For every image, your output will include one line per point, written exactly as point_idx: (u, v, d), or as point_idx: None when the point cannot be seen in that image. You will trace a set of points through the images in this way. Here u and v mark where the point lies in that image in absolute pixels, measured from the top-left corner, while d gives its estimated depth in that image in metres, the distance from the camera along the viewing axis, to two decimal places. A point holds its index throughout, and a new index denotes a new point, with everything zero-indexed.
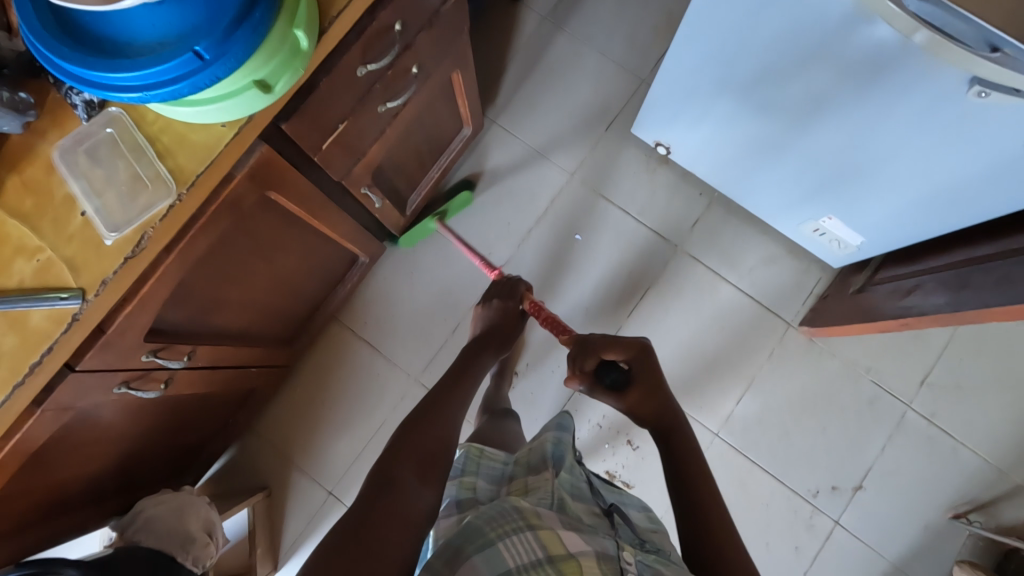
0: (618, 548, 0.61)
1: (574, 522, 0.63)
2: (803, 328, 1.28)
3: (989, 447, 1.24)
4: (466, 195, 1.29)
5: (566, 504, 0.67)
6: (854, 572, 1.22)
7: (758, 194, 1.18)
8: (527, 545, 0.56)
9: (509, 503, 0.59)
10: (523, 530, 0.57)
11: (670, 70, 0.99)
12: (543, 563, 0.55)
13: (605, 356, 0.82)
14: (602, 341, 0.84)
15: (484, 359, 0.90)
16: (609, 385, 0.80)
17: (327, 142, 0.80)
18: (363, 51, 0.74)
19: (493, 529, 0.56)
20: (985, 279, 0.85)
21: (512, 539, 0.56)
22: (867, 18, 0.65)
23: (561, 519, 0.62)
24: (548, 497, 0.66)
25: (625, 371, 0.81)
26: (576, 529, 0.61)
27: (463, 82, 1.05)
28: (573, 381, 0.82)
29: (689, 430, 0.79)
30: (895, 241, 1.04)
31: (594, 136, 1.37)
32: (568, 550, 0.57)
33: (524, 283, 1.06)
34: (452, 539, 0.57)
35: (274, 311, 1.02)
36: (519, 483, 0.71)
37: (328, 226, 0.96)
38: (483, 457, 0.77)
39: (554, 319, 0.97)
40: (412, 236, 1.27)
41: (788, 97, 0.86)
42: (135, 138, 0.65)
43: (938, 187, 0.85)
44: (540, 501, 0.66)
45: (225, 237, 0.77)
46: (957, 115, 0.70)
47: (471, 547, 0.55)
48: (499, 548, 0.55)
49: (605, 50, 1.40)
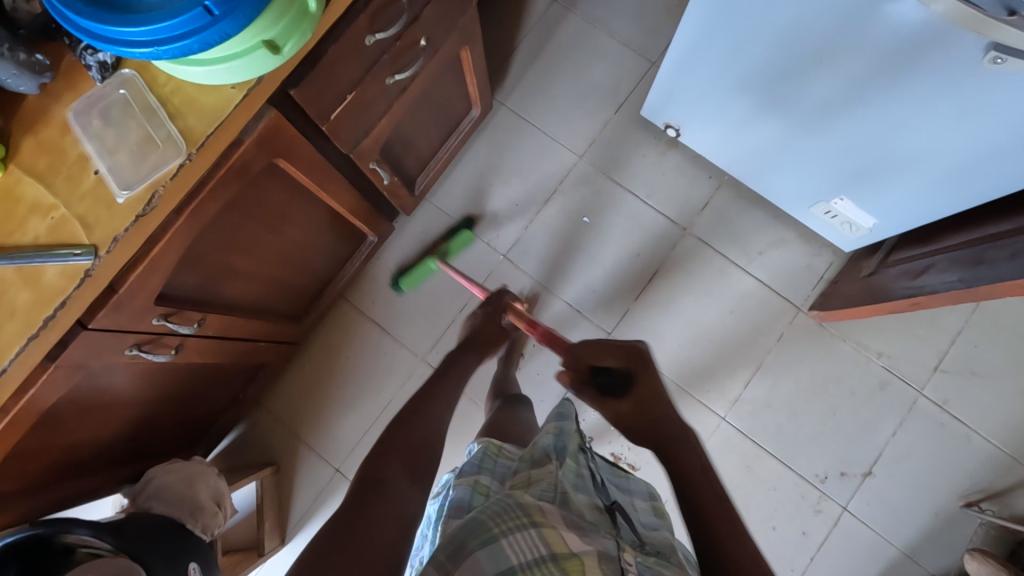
0: (618, 548, 0.58)
1: (577, 521, 0.58)
2: (813, 312, 1.24)
3: (1003, 434, 1.19)
4: (466, 235, 1.25)
5: (571, 498, 0.62)
6: (862, 560, 1.18)
7: (773, 182, 1.18)
8: (530, 542, 0.52)
9: (512, 500, 0.56)
10: (526, 527, 0.53)
11: (684, 53, 1.00)
12: (545, 561, 0.51)
13: (595, 362, 0.79)
14: (595, 346, 0.81)
15: (467, 358, 0.90)
16: (603, 389, 0.77)
17: (336, 113, 0.77)
18: (371, 20, 0.72)
19: (498, 524, 0.53)
20: (999, 254, 0.82)
21: (515, 535, 0.52)
22: None
23: (563, 515, 0.58)
24: (552, 491, 0.61)
25: (616, 376, 0.77)
26: (580, 530, 0.57)
27: (472, 59, 1.04)
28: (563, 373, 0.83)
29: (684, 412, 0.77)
30: (904, 223, 1.03)
31: (605, 117, 1.34)
32: (570, 549, 0.53)
33: (510, 294, 1.09)
34: (456, 533, 0.53)
35: (282, 284, 1.03)
36: (523, 475, 0.65)
37: (338, 198, 0.94)
38: (500, 454, 0.74)
39: (551, 335, 0.94)
40: (414, 278, 1.26)
41: (806, 73, 0.86)
42: (148, 99, 0.61)
43: (953, 169, 0.85)
44: (542, 494, 0.60)
45: (235, 207, 0.75)
46: (975, 90, 0.71)
47: (473, 542, 0.52)
48: (502, 543, 0.52)
49: (616, 30, 1.36)
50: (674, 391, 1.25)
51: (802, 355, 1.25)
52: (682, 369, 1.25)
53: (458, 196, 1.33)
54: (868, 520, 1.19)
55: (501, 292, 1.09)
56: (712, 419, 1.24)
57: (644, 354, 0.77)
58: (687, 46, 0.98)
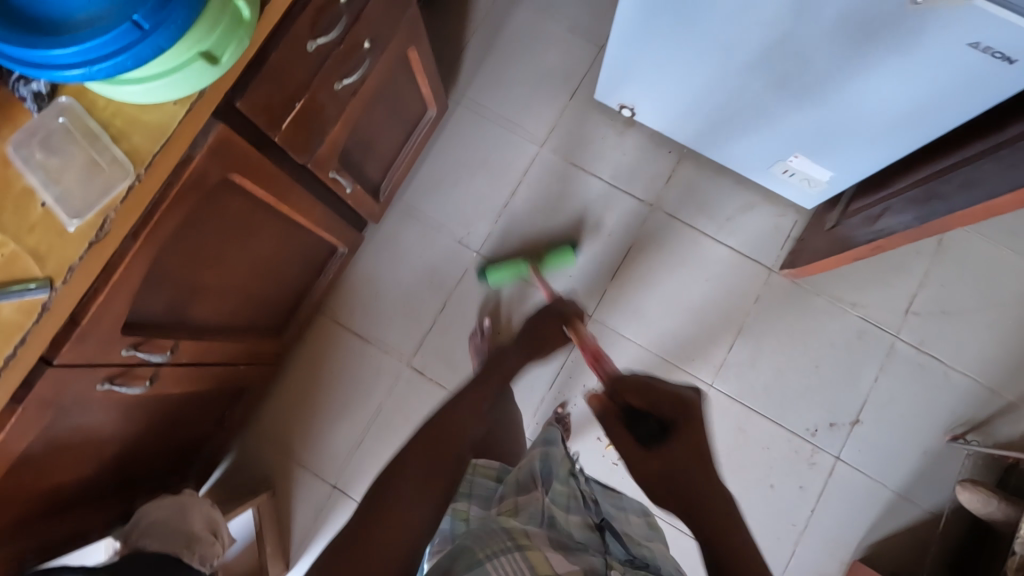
0: (606, 566, 0.57)
1: (565, 541, 0.58)
2: (785, 271, 1.26)
3: (979, 367, 1.23)
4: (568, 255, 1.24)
5: (559, 520, 0.62)
6: (859, 506, 1.21)
7: (730, 148, 1.20)
8: (515, 565, 0.51)
9: (498, 525, 0.56)
10: (511, 550, 0.52)
11: (636, 29, 1.00)
12: None
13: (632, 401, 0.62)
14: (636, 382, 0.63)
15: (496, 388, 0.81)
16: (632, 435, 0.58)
17: (286, 122, 0.77)
18: (311, 25, 0.72)
19: (482, 549, 0.52)
20: (948, 187, 0.85)
21: (500, 559, 0.51)
22: None
23: (550, 537, 0.57)
24: (539, 515, 0.60)
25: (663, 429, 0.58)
26: (566, 549, 0.56)
27: (421, 58, 1.04)
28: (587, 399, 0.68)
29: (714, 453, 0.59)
30: (859, 172, 1.05)
31: (560, 105, 1.35)
32: (554, 568, 0.52)
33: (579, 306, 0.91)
34: (441, 562, 0.52)
35: (256, 303, 1.02)
36: (509, 502, 0.64)
37: (300, 208, 0.94)
38: (477, 475, 0.77)
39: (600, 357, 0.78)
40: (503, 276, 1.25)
41: (747, 35, 0.88)
42: (89, 123, 0.60)
43: (897, 115, 0.88)
44: (530, 518, 0.60)
45: (195, 224, 0.73)
46: (915, 34, 0.72)
47: (459, 567, 0.51)
48: (487, 567, 0.50)
49: (561, 19, 1.38)
50: (661, 366, 1.26)
51: (779, 314, 1.27)
52: (668, 343, 1.27)
53: (425, 198, 1.33)
54: (861, 466, 1.22)
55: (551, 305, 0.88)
56: (700, 387, 1.26)
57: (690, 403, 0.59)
58: (638, 23, 0.98)
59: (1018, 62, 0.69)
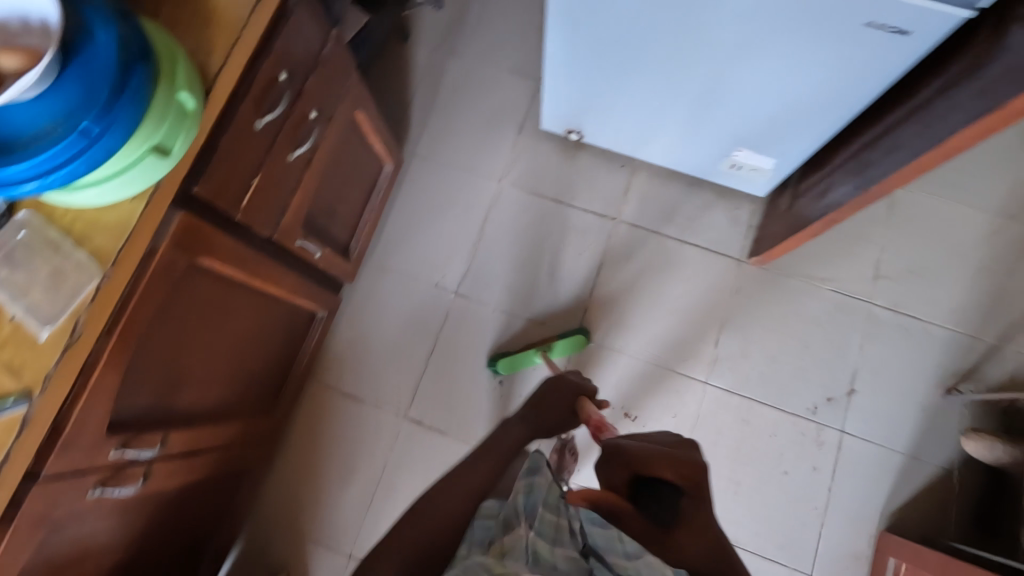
0: None
1: None
2: (753, 259, 1.30)
3: (955, 318, 1.26)
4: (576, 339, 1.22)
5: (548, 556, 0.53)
6: (875, 475, 1.21)
7: (675, 153, 1.26)
8: None
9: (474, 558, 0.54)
10: None
11: (565, 59, 1.06)
12: None
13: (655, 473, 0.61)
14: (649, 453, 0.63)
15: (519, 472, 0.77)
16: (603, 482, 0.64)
17: (246, 199, 0.79)
18: (256, 105, 0.75)
19: None
20: (880, 154, 0.90)
21: None
22: None
23: None
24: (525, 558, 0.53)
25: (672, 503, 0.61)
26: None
27: (368, 119, 1.08)
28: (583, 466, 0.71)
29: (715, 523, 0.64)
30: (799, 155, 1.10)
31: (510, 141, 1.41)
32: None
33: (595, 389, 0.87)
34: None
35: (242, 382, 1.01)
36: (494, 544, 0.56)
37: (272, 279, 0.94)
38: None
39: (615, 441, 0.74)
40: (514, 364, 1.25)
41: (667, 48, 0.93)
42: (50, 233, 0.61)
43: (816, 99, 0.93)
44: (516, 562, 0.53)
45: (169, 312, 0.74)
46: (815, 23, 0.78)
47: None
48: None
49: (497, 61, 1.45)
50: (654, 373, 1.27)
51: (756, 301, 1.30)
52: (657, 349, 1.29)
53: (395, 250, 1.36)
54: (867, 435, 1.23)
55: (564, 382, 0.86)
56: (696, 386, 1.27)
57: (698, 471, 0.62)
58: (567, 53, 1.04)
59: (913, 34, 0.75)
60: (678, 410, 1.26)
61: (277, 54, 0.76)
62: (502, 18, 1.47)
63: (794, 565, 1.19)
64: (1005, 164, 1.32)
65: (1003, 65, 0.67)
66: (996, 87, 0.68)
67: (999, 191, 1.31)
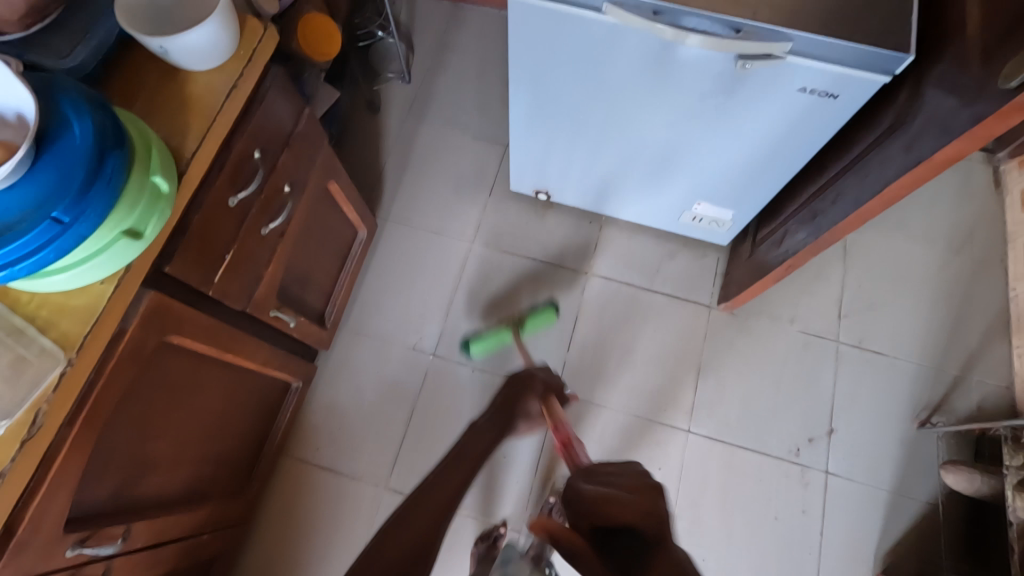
0: None
1: None
2: (722, 304, 1.34)
3: (918, 351, 1.31)
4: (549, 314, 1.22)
5: None
6: (864, 515, 1.20)
7: (638, 207, 1.32)
8: None
9: None
10: None
11: (528, 125, 1.12)
12: None
13: (603, 516, 0.56)
14: (598, 492, 0.58)
15: None
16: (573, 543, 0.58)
17: (219, 274, 0.79)
18: (230, 182, 0.77)
19: None
20: (826, 203, 0.97)
21: None
22: (653, 38, 0.80)
23: None
24: None
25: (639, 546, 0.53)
26: None
27: (341, 188, 1.11)
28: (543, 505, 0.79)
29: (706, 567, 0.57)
30: (754, 207, 1.17)
31: (481, 202, 1.45)
32: None
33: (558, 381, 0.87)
34: None
35: (213, 461, 0.97)
36: None
37: (245, 352, 0.93)
38: None
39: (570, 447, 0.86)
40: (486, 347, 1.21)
41: (621, 114, 1.00)
42: (13, 320, 0.58)
43: (764, 156, 1.00)
44: None
45: (137, 394, 0.72)
46: (754, 90, 0.85)
47: None
48: None
49: (465, 129, 1.52)
50: (636, 424, 1.27)
51: (729, 345, 1.33)
52: (637, 399, 1.29)
53: (371, 314, 1.35)
54: (850, 474, 1.23)
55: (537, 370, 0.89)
56: (679, 434, 1.27)
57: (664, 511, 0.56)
58: (530, 119, 1.10)
59: (840, 96, 0.82)
60: (664, 460, 1.25)
61: (251, 134, 0.79)
62: (468, 90, 1.56)
63: None
64: (941, 205, 1.42)
65: (923, 122, 0.74)
66: (919, 141, 0.75)
67: (940, 230, 1.40)
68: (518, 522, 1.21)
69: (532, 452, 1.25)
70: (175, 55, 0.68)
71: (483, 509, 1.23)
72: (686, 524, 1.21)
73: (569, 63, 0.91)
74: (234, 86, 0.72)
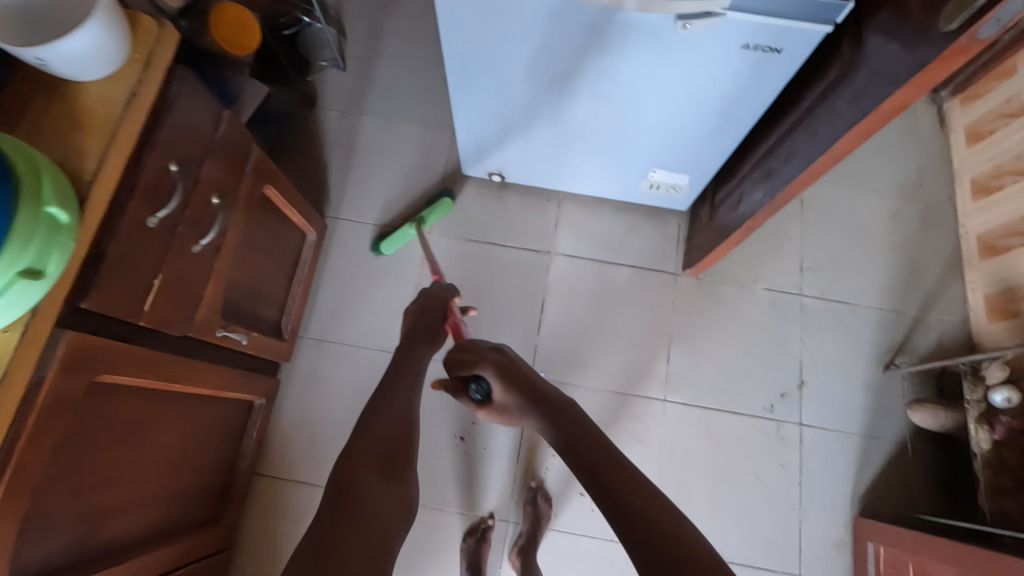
0: None
1: None
2: (687, 271, 1.34)
3: (879, 297, 1.33)
4: (445, 205, 1.31)
5: None
6: (839, 462, 1.24)
7: (593, 179, 1.28)
8: None
9: None
10: None
11: (463, 106, 1.07)
12: None
13: (462, 371, 0.82)
14: (462, 356, 0.82)
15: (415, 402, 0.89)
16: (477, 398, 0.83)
17: (149, 302, 0.73)
18: (147, 202, 0.70)
19: None
20: (779, 161, 0.95)
21: None
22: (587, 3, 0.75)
23: None
24: None
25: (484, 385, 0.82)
26: None
27: (279, 191, 1.04)
28: (439, 383, 0.86)
29: (571, 410, 0.77)
30: (709, 170, 1.15)
31: (434, 190, 1.40)
32: None
33: (451, 288, 1.07)
34: None
35: (178, 495, 0.92)
36: None
37: (195, 379, 0.87)
38: None
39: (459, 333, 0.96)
40: (393, 241, 1.30)
41: (563, 86, 0.96)
42: None
43: (714, 117, 0.98)
44: None
45: (73, 445, 0.66)
46: (697, 50, 0.82)
47: None
48: None
49: (409, 115, 1.45)
50: (613, 400, 1.27)
51: (698, 311, 1.33)
52: (612, 375, 1.28)
53: (332, 320, 1.30)
54: (824, 423, 1.26)
55: (440, 288, 1.07)
56: (656, 405, 1.27)
57: (506, 361, 0.80)
58: (463, 99, 1.05)
59: (783, 51, 0.80)
60: (644, 432, 1.26)
61: (163, 146, 0.72)
62: (409, 73, 1.48)
63: (782, 569, 1.19)
64: (891, 150, 1.43)
65: (868, 72, 0.73)
66: (865, 93, 0.73)
67: (891, 174, 1.42)
68: (505, 511, 1.21)
69: (511, 441, 1.24)
70: (56, 65, 0.60)
71: (470, 503, 1.21)
72: (671, 491, 1.23)
73: (506, 37, 0.86)
74: (131, 94, 0.66)
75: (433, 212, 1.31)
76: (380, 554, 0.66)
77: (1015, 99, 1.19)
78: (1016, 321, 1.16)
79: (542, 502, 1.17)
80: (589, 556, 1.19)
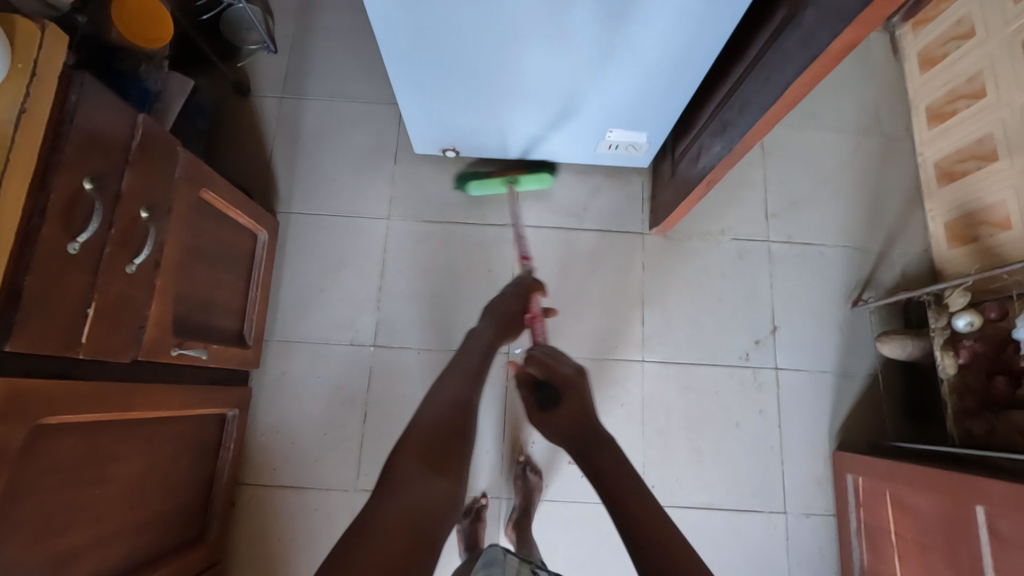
0: None
1: None
2: (654, 229, 1.32)
3: (844, 235, 1.34)
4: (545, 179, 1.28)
5: None
6: (815, 401, 1.27)
7: (552, 146, 1.24)
8: None
9: None
10: None
11: (423, 93, 1.03)
12: None
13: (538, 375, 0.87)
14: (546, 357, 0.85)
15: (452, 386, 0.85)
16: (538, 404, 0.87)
17: (86, 332, 0.68)
18: (62, 227, 0.64)
19: None
20: (734, 112, 0.92)
21: None
22: None
23: None
24: None
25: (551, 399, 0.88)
26: None
27: (219, 194, 0.98)
28: (514, 364, 0.95)
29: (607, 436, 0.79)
30: (667, 125, 1.12)
31: (387, 172, 1.34)
32: None
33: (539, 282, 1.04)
34: None
35: (152, 522, 0.89)
36: None
37: (154, 403, 0.84)
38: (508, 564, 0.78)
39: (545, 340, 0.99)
40: (480, 184, 1.26)
41: (505, 52, 0.90)
42: None
43: (665, 70, 0.94)
44: None
45: (15, 495, 0.62)
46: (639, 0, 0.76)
47: None
48: None
49: (351, 95, 1.37)
50: (592, 367, 1.27)
51: (667, 268, 1.32)
52: (589, 342, 1.28)
53: (296, 319, 1.26)
54: (798, 365, 1.28)
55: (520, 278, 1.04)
56: (635, 366, 1.28)
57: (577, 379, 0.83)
58: (424, 88, 1.02)
59: None
60: (625, 393, 1.27)
61: (71, 164, 0.65)
62: (345, 50, 1.39)
63: (768, 508, 1.23)
64: (847, 84, 1.42)
65: (815, 11, 0.70)
66: (813, 33, 0.70)
67: (849, 108, 1.40)
68: (497, 490, 1.22)
69: (496, 418, 1.24)
70: None
71: None
72: (656, 448, 1.25)
73: (442, 9, 0.79)
74: (20, 110, 0.60)
75: (532, 180, 1.28)
76: (422, 546, 0.59)
77: (966, 20, 1.17)
78: (977, 247, 1.18)
79: (532, 475, 1.17)
80: (583, 520, 1.22)
